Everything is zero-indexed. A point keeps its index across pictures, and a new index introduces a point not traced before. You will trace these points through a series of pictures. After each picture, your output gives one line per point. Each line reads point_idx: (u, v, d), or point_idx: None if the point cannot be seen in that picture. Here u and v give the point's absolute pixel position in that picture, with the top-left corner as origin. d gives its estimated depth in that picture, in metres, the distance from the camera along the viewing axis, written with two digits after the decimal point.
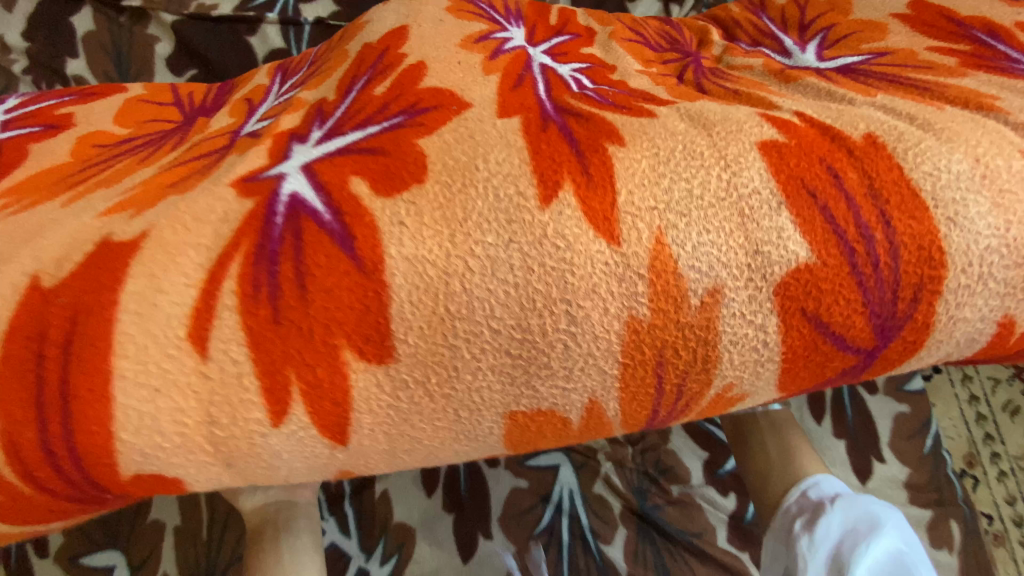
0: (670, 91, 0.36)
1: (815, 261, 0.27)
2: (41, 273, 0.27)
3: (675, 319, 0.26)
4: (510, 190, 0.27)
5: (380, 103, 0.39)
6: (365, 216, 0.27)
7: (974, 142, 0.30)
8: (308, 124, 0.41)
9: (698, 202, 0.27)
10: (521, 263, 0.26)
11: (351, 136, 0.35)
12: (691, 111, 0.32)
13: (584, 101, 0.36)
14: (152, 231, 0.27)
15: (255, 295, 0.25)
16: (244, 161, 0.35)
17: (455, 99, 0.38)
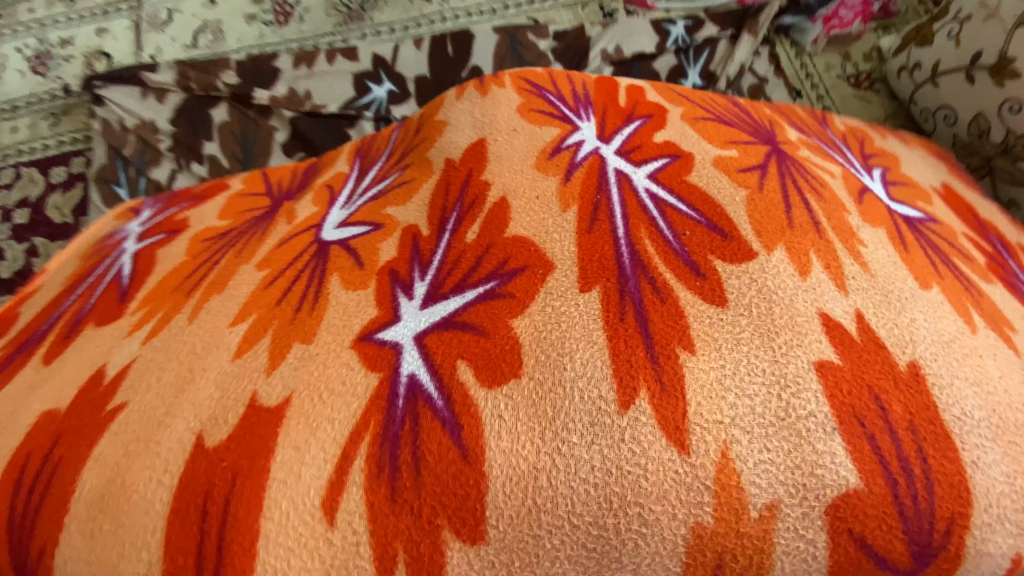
0: (751, 259, 0.37)
1: (864, 490, 0.30)
2: (207, 432, 0.34)
3: (735, 529, 0.29)
4: (596, 393, 0.32)
5: (473, 256, 0.40)
6: (470, 408, 0.33)
7: (997, 388, 0.35)
8: (404, 258, 0.42)
9: (759, 421, 0.32)
10: (604, 461, 0.30)
11: (452, 302, 0.38)
12: (762, 309, 0.35)
13: (664, 261, 0.38)
14: (295, 398, 0.34)
15: (380, 473, 0.31)
16: (351, 313, 0.39)
17: (540, 258, 0.38)
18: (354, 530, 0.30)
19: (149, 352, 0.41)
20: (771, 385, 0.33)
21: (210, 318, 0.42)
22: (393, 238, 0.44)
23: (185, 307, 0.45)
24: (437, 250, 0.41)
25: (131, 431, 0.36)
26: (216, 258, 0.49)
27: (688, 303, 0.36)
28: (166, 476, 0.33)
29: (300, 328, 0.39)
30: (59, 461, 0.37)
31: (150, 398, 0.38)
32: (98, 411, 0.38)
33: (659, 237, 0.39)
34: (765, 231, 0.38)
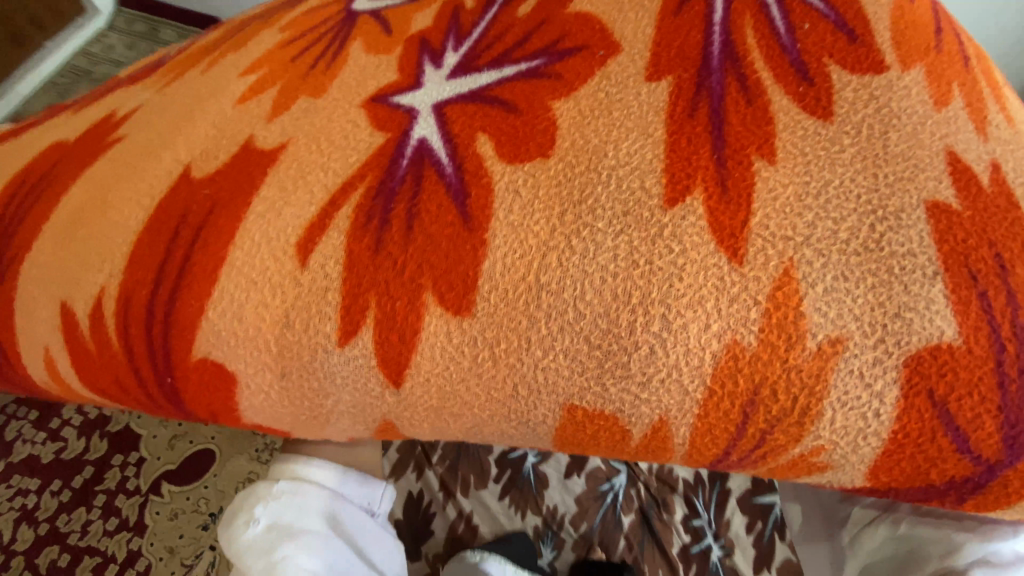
0: (885, 70, 0.30)
1: (959, 350, 0.23)
2: (197, 166, 0.30)
3: (783, 357, 0.23)
4: (635, 182, 0.26)
5: (520, 33, 0.35)
6: (483, 176, 0.27)
7: None
8: (439, 30, 0.37)
9: (839, 244, 0.25)
10: (633, 255, 0.25)
11: (486, 75, 0.33)
12: (877, 128, 0.28)
13: (765, 54, 0.31)
14: (291, 145, 0.30)
15: (371, 217, 0.26)
16: (368, 75, 0.34)
17: (602, 40, 0.33)
18: (326, 278, 0.25)
19: (156, 98, 0.38)
20: (869, 213, 0.26)
21: (222, 71, 0.39)
22: (431, 10, 0.39)
23: (198, 65, 0.41)
24: (477, 29, 0.36)
25: (126, 159, 0.33)
26: (244, 28, 0.45)
27: (782, 108, 0.29)
28: (147, 200, 0.29)
29: (313, 82, 0.35)
30: (48, 181, 0.34)
31: (146, 135, 0.34)
32: (99, 140, 0.35)
33: (769, 22, 0.32)
34: (905, 43, 0.31)
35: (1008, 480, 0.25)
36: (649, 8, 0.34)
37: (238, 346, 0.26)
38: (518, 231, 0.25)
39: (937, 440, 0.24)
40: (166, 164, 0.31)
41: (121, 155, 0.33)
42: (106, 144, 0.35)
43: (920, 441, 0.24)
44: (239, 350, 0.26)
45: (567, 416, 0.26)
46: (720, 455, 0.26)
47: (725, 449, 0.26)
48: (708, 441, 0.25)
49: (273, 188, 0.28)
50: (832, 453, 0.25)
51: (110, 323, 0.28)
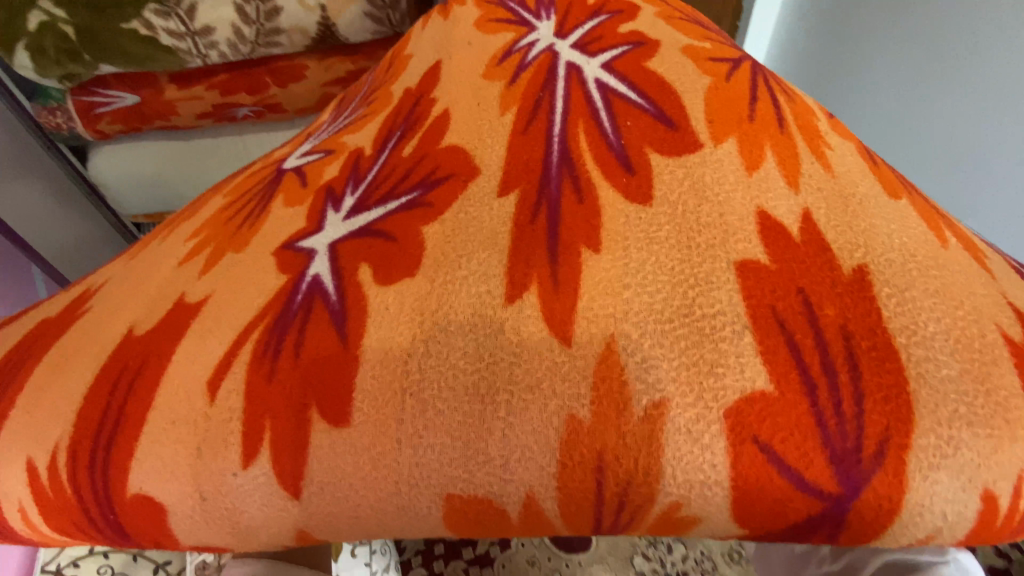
0: (696, 151, 0.35)
1: (772, 395, 0.26)
2: (140, 324, 0.37)
3: (616, 424, 0.27)
4: (480, 287, 0.31)
5: (404, 170, 0.42)
6: (360, 298, 0.32)
7: (959, 299, 0.29)
8: (344, 177, 0.44)
9: (654, 315, 0.29)
10: (481, 351, 0.29)
11: (375, 212, 0.39)
12: (691, 205, 0.33)
13: (595, 156, 0.37)
14: (213, 297, 0.36)
15: (267, 349, 0.31)
16: (283, 225, 0.41)
17: (466, 167, 0.39)
18: (230, 409, 0.30)
19: (123, 270, 0.45)
20: (683, 284, 0.30)
21: (174, 239, 0.46)
22: (339, 161, 0.47)
23: (159, 236, 0.49)
24: (373, 172, 0.43)
25: (88, 326, 0.39)
26: (200, 198, 0.54)
27: (608, 201, 0.34)
28: (97, 360, 0.35)
29: (240, 236, 0.42)
30: (25, 353, 0.40)
31: (106, 304, 0.41)
32: (72, 315, 0.42)
33: (597, 129, 0.38)
34: (715, 123, 0.37)
35: (861, 511, 0.26)
36: (503, 134, 0.40)
37: (162, 479, 0.30)
38: (383, 340, 0.30)
39: (775, 482, 0.26)
40: (116, 327, 0.37)
41: (85, 322, 0.40)
42: (77, 316, 0.41)
43: (760, 484, 0.26)
44: (164, 481, 0.30)
45: (449, 505, 0.28)
46: (594, 523, 0.28)
47: (595, 516, 0.28)
48: (577, 510, 0.28)
49: (196, 336, 0.34)
50: (691, 507, 0.27)
51: (61, 473, 0.32)
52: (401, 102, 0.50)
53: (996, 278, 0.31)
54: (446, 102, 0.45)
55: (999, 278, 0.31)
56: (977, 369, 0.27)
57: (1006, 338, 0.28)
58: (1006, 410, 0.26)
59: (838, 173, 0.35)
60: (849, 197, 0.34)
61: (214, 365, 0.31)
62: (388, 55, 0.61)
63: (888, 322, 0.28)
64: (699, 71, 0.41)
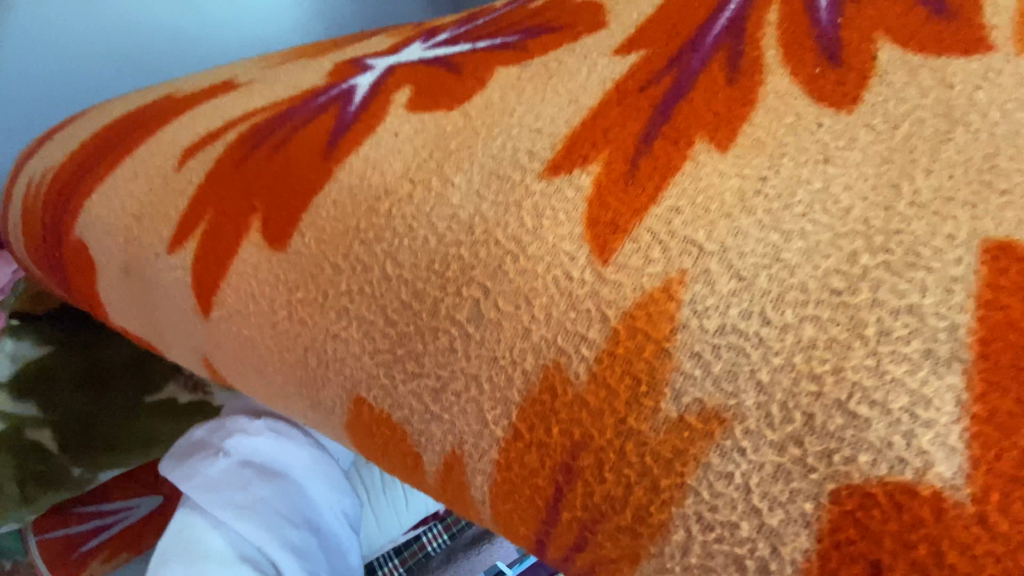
0: (975, 60, 0.20)
1: (956, 506, 0.12)
2: (183, 89, 0.33)
3: (619, 413, 0.15)
4: (521, 142, 0.21)
5: (519, 15, 0.31)
6: (376, 115, 0.24)
7: None
8: (453, 18, 0.35)
9: (774, 270, 0.16)
10: (475, 225, 0.18)
11: (459, 47, 0.30)
12: (929, 134, 0.18)
13: (785, 36, 0.23)
14: (253, 85, 0.31)
15: (253, 137, 0.25)
16: (363, 47, 0.35)
17: (591, 21, 0.28)
18: (187, 183, 0.24)
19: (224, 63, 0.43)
20: (856, 247, 0.16)
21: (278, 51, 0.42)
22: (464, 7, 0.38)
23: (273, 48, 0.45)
24: (488, 16, 0.34)
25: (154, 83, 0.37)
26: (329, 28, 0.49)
27: (773, 92, 0.21)
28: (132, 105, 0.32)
29: (324, 49, 0.37)
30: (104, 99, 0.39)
31: None
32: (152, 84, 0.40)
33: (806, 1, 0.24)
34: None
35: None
36: None
37: (106, 238, 0.26)
38: (369, 162, 0.21)
39: None
40: (166, 86, 0.34)
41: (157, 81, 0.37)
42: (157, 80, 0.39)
43: None
44: (107, 240, 0.26)
45: (353, 411, 0.20)
46: (529, 543, 0.18)
47: (534, 535, 0.17)
48: (513, 515, 0.17)
49: (212, 110, 0.29)
50: None
51: (43, 188, 0.30)
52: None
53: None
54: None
55: None
56: None
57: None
58: None
59: None
60: None
61: (203, 135, 0.26)
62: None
63: None
64: None
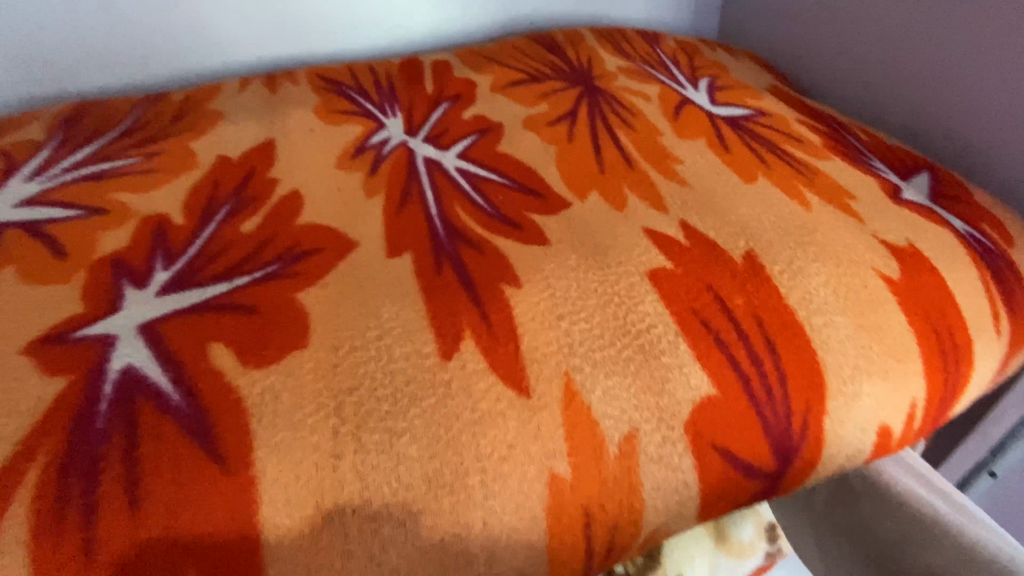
0: (568, 208, 0.38)
1: (718, 397, 0.27)
2: None
3: (597, 470, 0.25)
4: (405, 348, 0.25)
5: (247, 246, 0.33)
6: (227, 397, 0.22)
7: (836, 255, 0.34)
8: (139, 246, 0.32)
9: (599, 343, 0.28)
10: (435, 424, 0.23)
11: (212, 289, 0.29)
12: (585, 239, 0.34)
13: (479, 223, 0.36)
14: None
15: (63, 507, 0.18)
16: (41, 310, 0.27)
17: (340, 241, 0.34)
18: None
19: None
20: (611, 310, 0.29)
21: None
22: (124, 226, 0.34)
23: None
24: (197, 237, 0.33)
25: None
26: None
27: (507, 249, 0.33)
28: None
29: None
30: None
31: None
32: None
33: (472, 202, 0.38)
34: (574, 185, 0.40)
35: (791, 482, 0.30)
36: (372, 210, 0.38)
37: None
38: (293, 439, 0.21)
39: (732, 479, 0.28)
40: None
41: None
42: None
43: (723, 487, 0.27)
44: None
45: None
46: None
47: None
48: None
49: None
50: (667, 530, 0.27)
51: None
52: (217, 166, 0.41)
53: (864, 222, 0.37)
54: (291, 184, 0.40)
55: (870, 224, 0.37)
56: (873, 310, 0.32)
57: (887, 278, 0.34)
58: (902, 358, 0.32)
59: (693, 184, 0.41)
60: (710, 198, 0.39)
61: None
62: (172, 101, 0.48)
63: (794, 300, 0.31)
64: (539, 137, 0.45)
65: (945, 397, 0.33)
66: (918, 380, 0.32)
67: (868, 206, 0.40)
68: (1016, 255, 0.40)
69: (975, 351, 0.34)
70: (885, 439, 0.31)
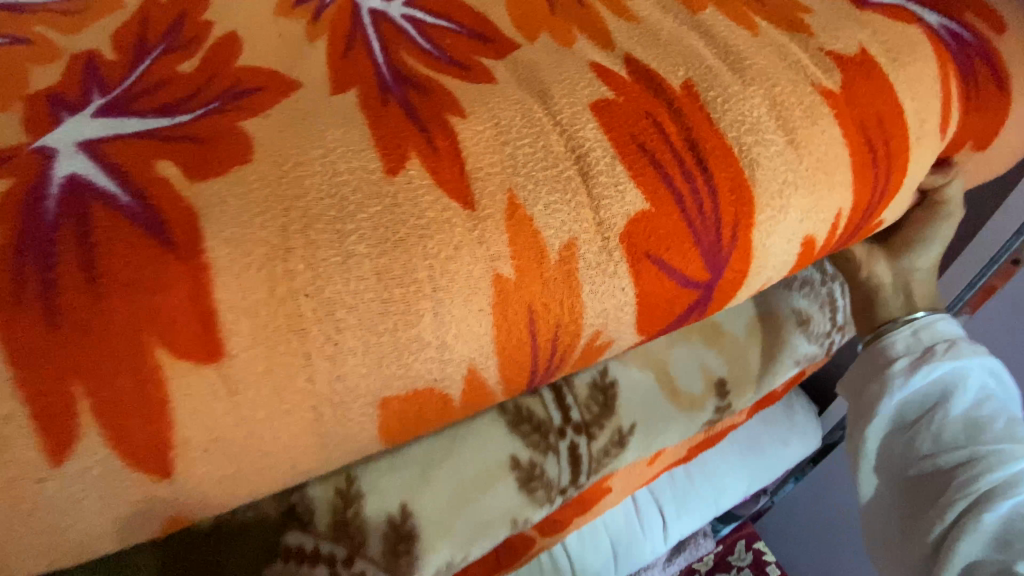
0: (515, 51, 0.38)
1: (654, 210, 0.29)
2: None
3: (541, 272, 0.27)
4: (351, 163, 0.26)
5: (188, 84, 0.33)
6: (172, 198, 0.23)
7: (775, 77, 0.34)
8: (75, 83, 0.32)
9: (543, 163, 0.29)
10: (382, 229, 0.24)
11: (149, 120, 0.29)
12: (531, 75, 0.34)
13: (425, 64, 0.37)
14: None
15: (16, 288, 0.19)
16: None
17: (283, 81, 0.34)
18: None
19: None
20: (554, 135, 0.30)
21: None
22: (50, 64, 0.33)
23: None
24: (132, 76, 0.33)
25: None
26: None
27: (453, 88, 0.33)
28: None
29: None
30: None
31: None
32: None
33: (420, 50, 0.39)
34: (523, 27, 0.40)
35: (723, 291, 0.33)
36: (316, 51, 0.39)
37: None
38: (243, 236, 0.22)
39: (668, 285, 0.30)
40: None
41: None
42: None
43: (660, 292, 0.30)
44: None
45: (383, 413, 0.25)
46: (525, 380, 0.29)
47: (530, 374, 0.29)
48: (515, 370, 0.28)
49: None
50: (608, 333, 0.30)
51: None
52: (142, 8, 0.39)
53: (814, 35, 0.36)
54: (227, 26, 0.40)
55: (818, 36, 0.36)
56: (809, 125, 0.33)
57: (825, 91, 0.34)
58: (833, 177, 0.34)
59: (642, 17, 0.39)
60: (658, 31, 0.37)
61: None
62: None
63: (728, 126, 0.32)
64: None
65: (865, 210, 0.37)
66: (846, 190, 0.34)
67: (822, 18, 0.37)
68: (994, 47, 0.40)
69: (903, 171, 0.37)
70: (807, 249, 0.35)
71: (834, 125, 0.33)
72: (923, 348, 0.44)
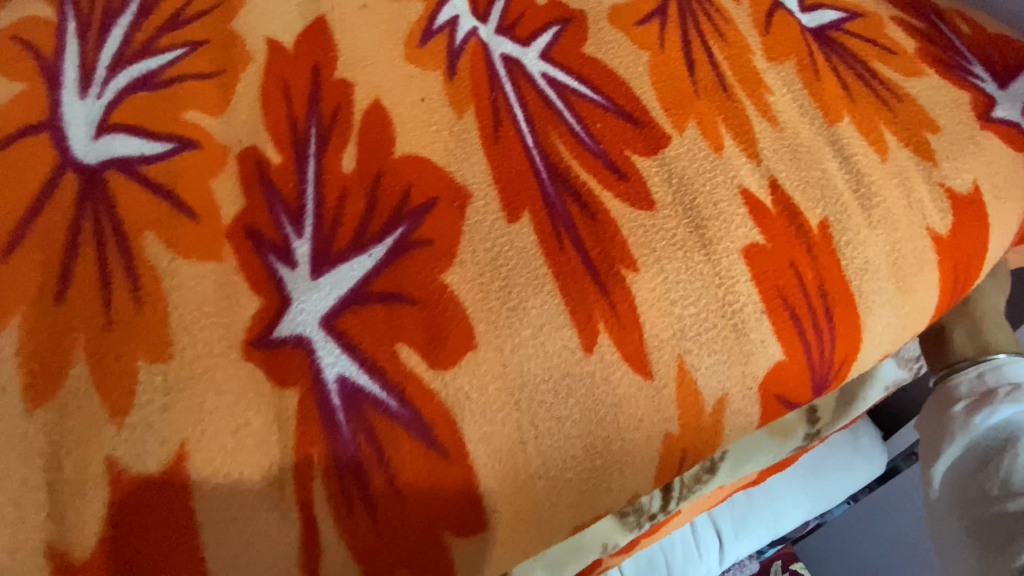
0: (668, 144, 0.37)
1: (786, 362, 0.35)
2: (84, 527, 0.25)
3: (698, 427, 0.33)
4: (556, 344, 0.30)
5: (361, 194, 0.32)
6: (430, 397, 0.28)
7: (897, 219, 0.37)
8: (260, 206, 0.32)
9: (705, 325, 0.33)
10: (586, 411, 0.30)
11: (356, 265, 0.30)
12: (689, 200, 0.35)
13: (582, 165, 0.36)
14: (189, 450, 0.26)
15: (349, 495, 0.26)
16: (214, 297, 0.29)
17: (450, 187, 0.33)
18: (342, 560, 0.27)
19: None
20: (713, 290, 0.33)
21: None
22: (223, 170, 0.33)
23: None
24: (305, 184, 0.33)
25: None
26: None
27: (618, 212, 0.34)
28: None
29: (151, 333, 0.28)
30: None
31: None
32: None
33: (571, 134, 0.37)
34: (673, 110, 0.38)
35: None
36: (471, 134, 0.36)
37: None
38: (490, 435, 0.28)
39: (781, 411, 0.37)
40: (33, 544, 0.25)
41: None
42: None
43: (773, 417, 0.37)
44: None
45: None
46: None
47: None
48: None
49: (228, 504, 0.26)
50: None
51: None
52: (275, 71, 0.37)
53: (937, 165, 0.39)
54: (368, 90, 0.37)
55: (942, 167, 0.39)
56: (916, 271, 0.38)
57: (934, 234, 0.38)
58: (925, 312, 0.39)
59: (782, 121, 0.39)
60: (797, 143, 0.39)
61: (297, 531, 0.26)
62: None
63: (854, 274, 0.36)
64: (628, 37, 0.41)
65: None
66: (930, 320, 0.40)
67: (946, 142, 0.39)
68: None
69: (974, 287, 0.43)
70: None
71: (936, 269, 0.38)
72: (983, 390, 0.40)
